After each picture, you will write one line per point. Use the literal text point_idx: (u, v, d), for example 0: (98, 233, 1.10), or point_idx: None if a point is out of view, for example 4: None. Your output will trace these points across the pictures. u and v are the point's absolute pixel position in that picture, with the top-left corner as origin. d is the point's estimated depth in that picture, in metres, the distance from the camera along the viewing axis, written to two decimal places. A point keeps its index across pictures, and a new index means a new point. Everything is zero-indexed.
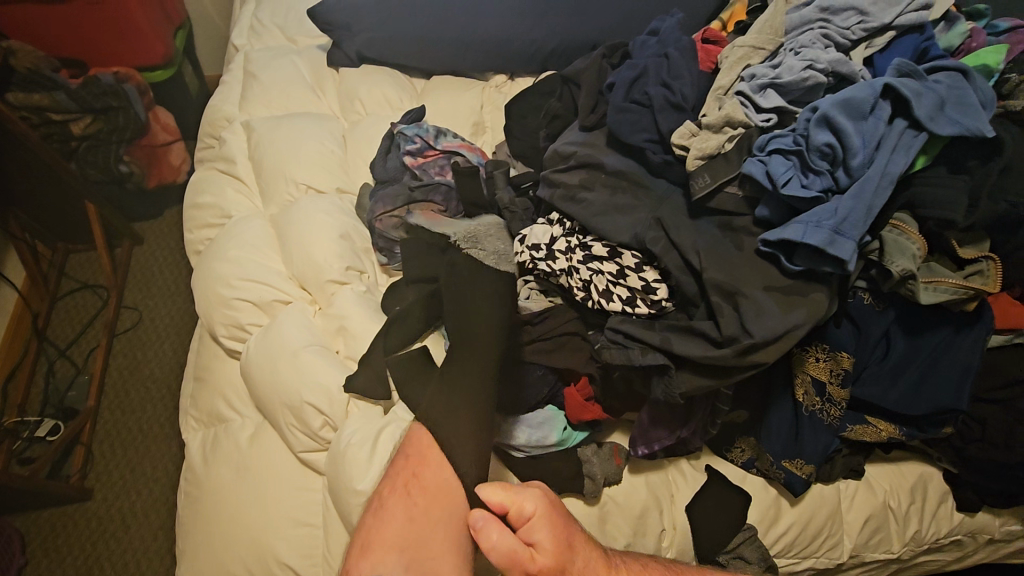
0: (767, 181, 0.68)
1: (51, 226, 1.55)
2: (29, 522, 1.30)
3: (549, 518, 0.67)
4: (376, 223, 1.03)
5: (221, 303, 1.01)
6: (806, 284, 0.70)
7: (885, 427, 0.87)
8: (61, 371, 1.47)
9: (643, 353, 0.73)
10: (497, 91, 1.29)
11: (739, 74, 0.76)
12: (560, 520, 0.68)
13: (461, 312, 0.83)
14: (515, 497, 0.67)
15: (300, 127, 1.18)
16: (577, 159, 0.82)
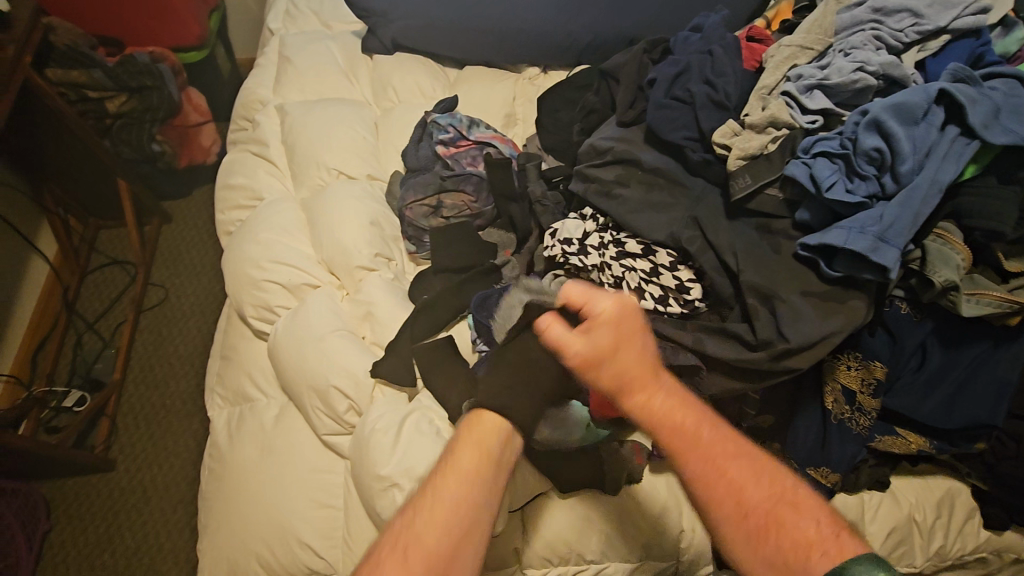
0: (811, 184, 0.66)
1: (82, 200, 1.58)
2: (55, 488, 1.34)
3: (614, 326, 0.64)
4: (406, 211, 1.03)
5: (251, 284, 1.02)
6: (844, 291, 0.69)
7: (915, 439, 0.86)
8: (88, 344, 1.50)
9: (677, 352, 0.72)
10: (530, 83, 1.29)
11: (785, 74, 0.75)
12: (623, 336, 0.64)
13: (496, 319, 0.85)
14: (586, 299, 0.67)
15: (333, 112, 1.19)
16: (613, 154, 0.81)
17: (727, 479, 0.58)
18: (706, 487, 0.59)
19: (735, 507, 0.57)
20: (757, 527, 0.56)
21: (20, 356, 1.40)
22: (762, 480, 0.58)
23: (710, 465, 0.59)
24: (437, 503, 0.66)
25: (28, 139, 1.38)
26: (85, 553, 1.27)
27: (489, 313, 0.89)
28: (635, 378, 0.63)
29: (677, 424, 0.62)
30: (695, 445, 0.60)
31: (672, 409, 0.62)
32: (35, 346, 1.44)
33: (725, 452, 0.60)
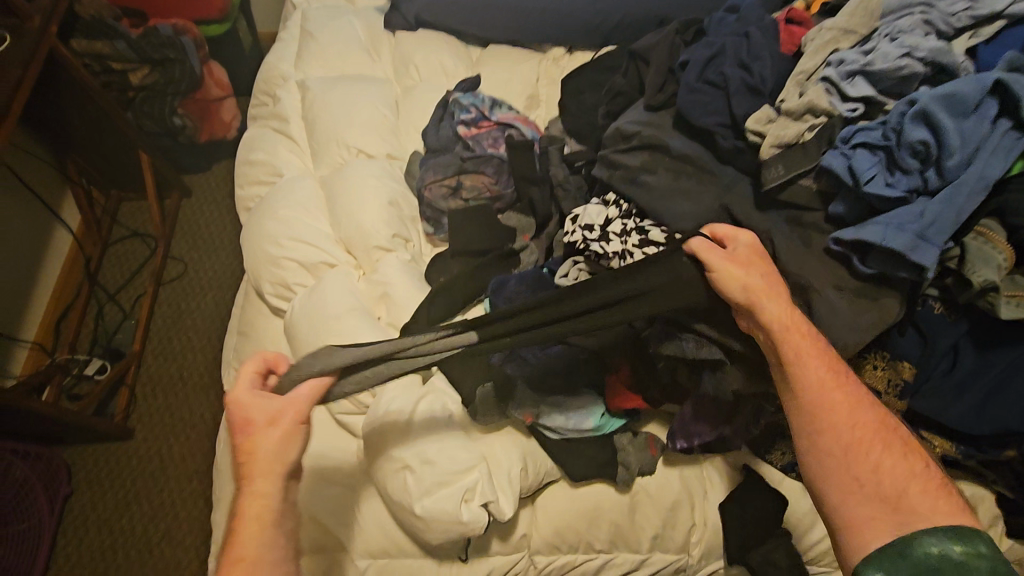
0: (849, 177, 0.64)
1: (105, 172, 1.59)
2: (75, 454, 1.37)
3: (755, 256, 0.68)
4: (425, 191, 1.02)
5: (269, 261, 1.02)
6: (877, 288, 0.67)
7: (940, 442, 0.84)
8: (109, 315, 1.52)
9: (698, 347, 0.76)
10: (555, 63, 1.26)
11: (825, 59, 0.71)
12: (762, 267, 0.67)
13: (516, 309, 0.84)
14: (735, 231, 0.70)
15: (354, 89, 1.17)
16: (640, 139, 0.79)
17: (840, 402, 0.62)
18: (819, 409, 0.61)
19: (845, 431, 0.61)
20: (860, 449, 0.60)
21: (44, 323, 1.43)
22: (869, 408, 0.63)
23: (829, 386, 0.62)
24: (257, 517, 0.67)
25: (52, 111, 1.39)
26: (104, 518, 1.31)
27: (504, 299, 0.87)
28: (778, 295, 0.66)
29: (809, 347, 0.64)
30: (822, 368, 0.63)
31: (812, 343, 0.64)
32: (59, 314, 1.46)
33: (841, 378, 0.63)
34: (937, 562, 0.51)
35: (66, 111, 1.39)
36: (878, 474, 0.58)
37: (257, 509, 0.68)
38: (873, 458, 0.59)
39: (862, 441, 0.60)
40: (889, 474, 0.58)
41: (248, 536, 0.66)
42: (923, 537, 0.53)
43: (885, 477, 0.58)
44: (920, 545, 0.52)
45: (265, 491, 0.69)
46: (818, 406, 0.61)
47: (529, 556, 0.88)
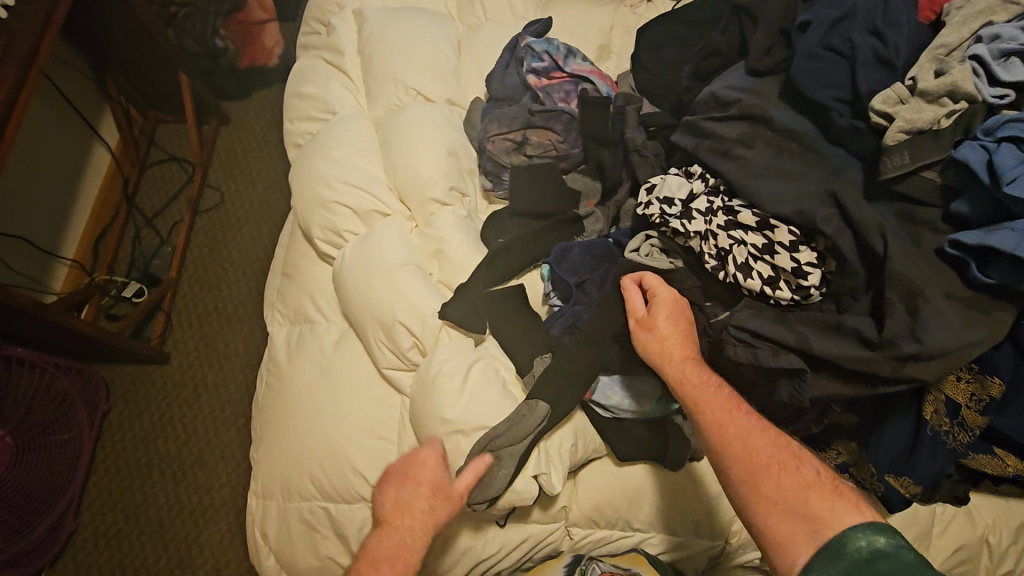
0: (986, 173, 0.56)
1: (146, 92, 1.54)
2: (114, 373, 1.40)
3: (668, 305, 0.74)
4: (487, 143, 0.96)
5: (320, 205, 0.98)
6: (993, 300, 0.60)
7: (1012, 462, 0.79)
8: (146, 239, 1.51)
9: (774, 354, 0.66)
10: (631, 11, 1.15)
11: (973, 33, 0.62)
12: (674, 324, 0.73)
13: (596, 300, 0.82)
14: (655, 284, 0.75)
15: (416, 24, 1.08)
16: (740, 108, 0.71)
17: (734, 432, 0.64)
18: (717, 445, 0.64)
19: (744, 457, 0.62)
20: (760, 474, 0.60)
21: (84, 242, 1.42)
22: (768, 436, 0.63)
23: (723, 419, 0.65)
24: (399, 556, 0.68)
25: (94, 24, 1.33)
26: (140, 438, 1.34)
27: (570, 268, 0.84)
28: (674, 351, 0.71)
29: (700, 390, 0.68)
30: (717, 405, 0.66)
31: (711, 388, 0.68)
32: (97, 236, 1.45)
33: (736, 413, 0.65)
34: (866, 556, 0.50)
35: (108, 25, 1.33)
36: (778, 493, 0.58)
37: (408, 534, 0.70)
38: (774, 481, 0.59)
39: (758, 464, 0.61)
40: (788, 492, 0.58)
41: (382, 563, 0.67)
42: (852, 533, 0.52)
43: (785, 496, 0.57)
44: (851, 542, 0.51)
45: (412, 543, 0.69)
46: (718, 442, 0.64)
47: (566, 526, 0.88)
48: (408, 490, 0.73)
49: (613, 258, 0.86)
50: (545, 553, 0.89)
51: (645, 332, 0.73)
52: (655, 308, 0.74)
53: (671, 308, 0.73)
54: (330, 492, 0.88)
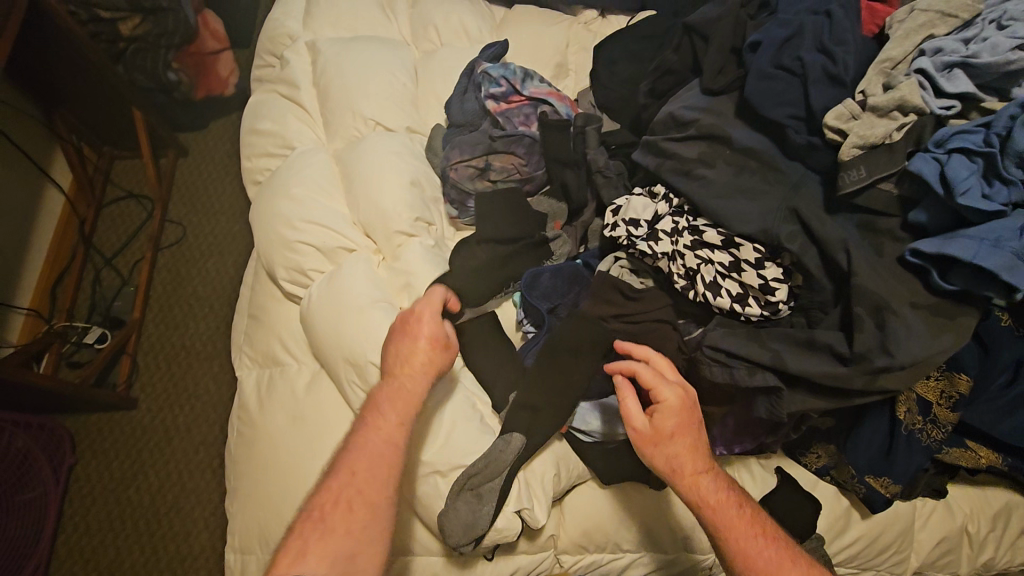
0: (941, 186, 0.57)
1: (98, 130, 1.48)
2: (79, 424, 1.33)
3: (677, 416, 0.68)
4: (450, 171, 0.95)
5: (283, 244, 0.95)
6: (956, 306, 0.61)
7: (986, 455, 0.82)
8: (106, 280, 1.45)
9: (749, 373, 0.65)
10: (585, 28, 1.16)
11: (915, 47, 0.63)
12: (681, 435, 0.68)
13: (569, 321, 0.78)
14: (656, 385, 0.68)
15: (369, 52, 1.07)
16: (698, 128, 0.72)
17: (765, 562, 0.64)
18: (750, 574, 0.64)
19: None
20: None
21: (39, 289, 1.36)
22: (797, 563, 0.65)
23: (755, 546, 0.65)
24: (402, 407, 0.72)
25: (40, 65, 1.28)
26: (111, 488, 1.28)
27: (541, 294, 0.83)
28: (686, 471, 0.67)
29: (723, 514, 0.66)
30: (745, 531, 0.65)
31: (732, 508, 0.67)
32: (54, 281, 1.39)
33: (763, 536, 0.66)
34: None
35: (56, 65, 1.29)
36: None
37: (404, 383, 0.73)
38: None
39: None
40: None
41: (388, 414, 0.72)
42: None
43: None
44: None
45: (416, 386, 0.74)
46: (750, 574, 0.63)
47: (555, 555, 0.86)
48: (408, 343, 0.75)
49: (581, 283, 0.85)
50: None
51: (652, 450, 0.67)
52: (658, 418, 0.68)
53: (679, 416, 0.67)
54: None
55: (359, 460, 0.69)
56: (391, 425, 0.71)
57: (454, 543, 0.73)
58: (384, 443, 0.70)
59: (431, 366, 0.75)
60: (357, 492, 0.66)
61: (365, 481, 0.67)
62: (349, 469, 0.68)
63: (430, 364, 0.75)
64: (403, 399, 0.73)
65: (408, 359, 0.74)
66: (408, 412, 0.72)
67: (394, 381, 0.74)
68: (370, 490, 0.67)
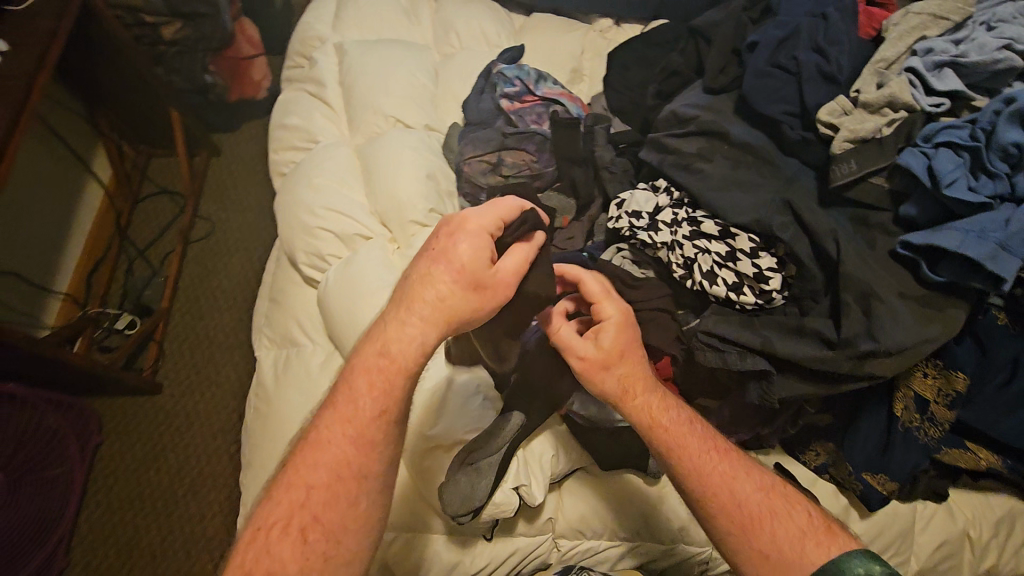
0: (928, 178, 0.60)
1: (136, 127, 1.57)
2: (106, 406, 1.39)
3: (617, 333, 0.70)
4: (464, 166, 1.00)
5: (304, 231, 1.00)
6: (945, 298, 0.63)
7: (985, 456, 0.82)
8: (138, 271, 1.53)
9: (742, 358, 0.68)
10: (601, 36, 1.20)
11: (909, 47, 0.67)
12: (626, 353, 0.69)
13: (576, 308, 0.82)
14: (599, 301, 0.72)
15: (393, 54, 1.13)
16: (698, 124, 0.76)
17: (720, 479, 0.64)
18: (703, 491, 0.63)
19: (733, 506, 0.62)
20: (754, 524, 0.61)
21: (76, 276, 1.44)
22: (749, 475, 0.65)
23: (706, 463, 0.64)
24: (384, 397, 0.59)
25: (87, 66, 1.37)
26: (133, 468, 1.34)
27: None
28: (634, 390, 0.68)
29: (676, 434, 0.66)
30: (694, 449, 0.65)
31: (682, 426, 0.67)
32: (91, 269, 1.47)
33: (716, 454, 0.66)
34: None
35: (101, 66, 1.37)
36: (775, 545, 0.60)
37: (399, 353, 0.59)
38: (770, 535, 0.60)
39: (751, 515, 0.61)
40: (786, 546, 0.59)
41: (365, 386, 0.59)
42: (850, 562, 0.57)
43: (783, 549, 0.59)
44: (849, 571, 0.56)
45: (413, 353, 0.59)
46: (705, 490, 0.63)
47: (553, 537, 0.88)
48: (436, 271, 0.59)
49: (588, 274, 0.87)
50: (533, 566, 0.89)
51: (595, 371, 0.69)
52: (600, 335, 0.70)
53: (621, 328, 0.69)
54: None
55: (317, 473, 0.56)
56: (369, 414, 0.58)
57: (452, 513, 0.76)
58: (350, 448, 0.57)
59: (453, 316, 0.59)
60: (318, 514, 0.55)
61: (322, 505, 0.55)
62: (309, 479, 0.56)
63: (450, 317, 0.59)
64: (393, 368, 0.59)
65: (421, 287, 0.60)
66: (389, 398, 0.59)
67: (399, 331, 0.59)
68: (328, 516, 0.55)
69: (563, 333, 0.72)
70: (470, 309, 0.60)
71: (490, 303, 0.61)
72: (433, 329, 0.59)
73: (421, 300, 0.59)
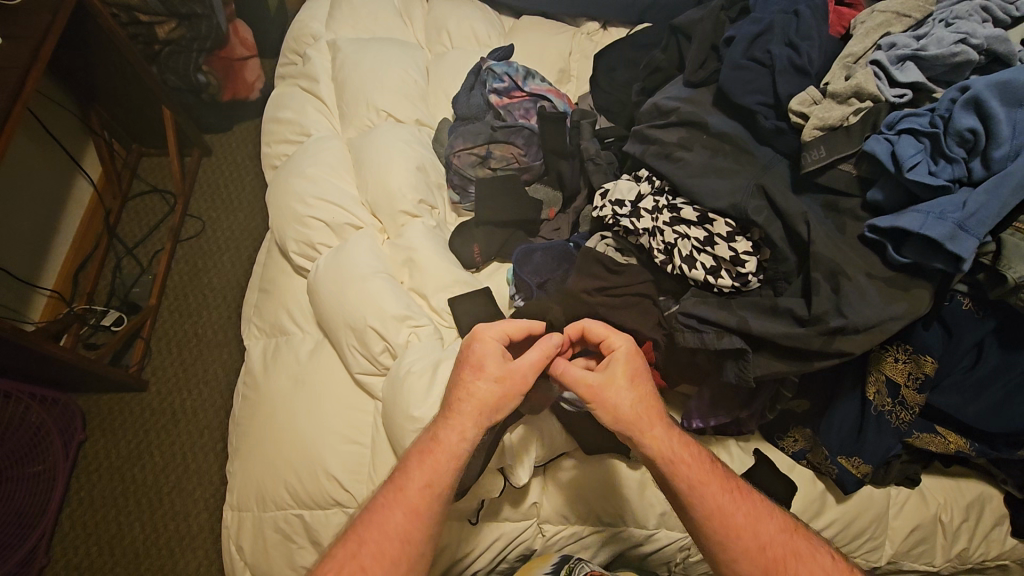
0: (892, 162, 0.64)
1: (128, 126, 1.58)
2: (91, 402, 1.37)
3: (629, 368, 0.72)
4: (453, 158, 1.02)
5: (295, 220, 1.02)
6: (909, 278, 0.66)
7: (955, 440, 0.84)
8: (127, 268, 1.52)
9: (718, 337, 0.71)
10: (588, 38, 1.24)
11: (874, 42, 0.73)
12: (638, 379, 0.72)
13: (565, 294, 0.82)
14: (607, 335, 0.75)
15: (386, 51, 1.15)
16: (678, 116, 0.80)
17: (743, 518, 0.66)
18: (725, 531, 0.65)
19: (757, 552, 0.65)
20: (777, 567, 0.64)
21: (64, 273, 1.44)
22: (771, 517, 0.68)
23: (726, 503, 0.67)
24: (432, 471, 0.68)
25: (78, 63, 1.36)
26: (116, 466, 1.31)
27: (530, 269, 0.90)
28: (649, 420, 0.70)
29: (697, 469, 0.68)
30: (714, 487, 0.67)
31: (700, 463, 0.69)
32: (78, 266, 1.46)
33: (734, 494, 0.68)
34: None
35: (94, 64, 1.37)
36: None
37: (446, 451, 0.68)
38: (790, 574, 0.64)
39: (772, 558, 0.64)
40: None
41: (418, 465, 0.68)
42: None
43: None
44: None
45: (456, 442, 0.69)
46: (726, 533, 0.65)
47: (537, 523, 0.89)
48: (469, 379, 0.71)
49: (569, 263, 0.91)
50: (520, 552, 0.89)
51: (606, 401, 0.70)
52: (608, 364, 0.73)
53: (631, 359, 0.73)
54: (306, 499, 0.89)
55: (368, 531, 0.65)
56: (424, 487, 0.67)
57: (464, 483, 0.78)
58: (401, 517, 0.66)
59: (486, 410, 0.70)
60: (368, 566, 0.63)
61: (372, 558, 0.63)
62: (365, 541, 0.64)
63: (476, 409, 0.70)
64: (442, 453, 0.68)
65: (466, 396, 0.70)
66: (436, 472, 0.68)
67: (446, 425, 0.70)
68: (376, 570, 0.63)
69: (568, 369, 0.73)
70: (498, 404, 0.71)
71: (509, 394, 0.71)
72: (470, 422, 0.69)
73: (462, 401, 0.70)
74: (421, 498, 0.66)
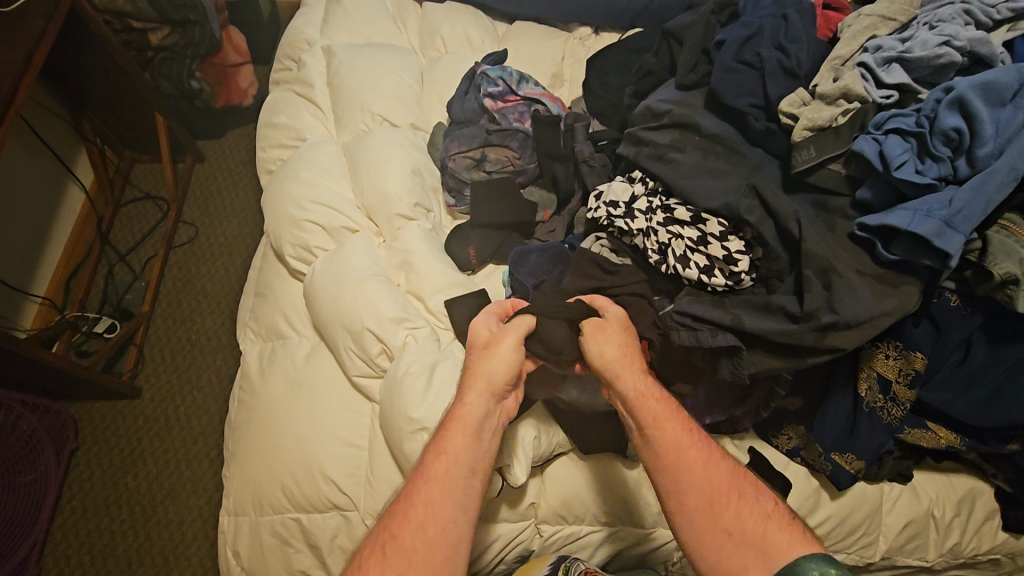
0: (879, 161, 0.66)
1: (121, 132, 1.57)
2: (82, 410, 1.36)
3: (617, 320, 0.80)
4: (449, 161, 1.03)
5: (291, 223, 1.02)
6: (898, 275, 0.68)
7: (945, 435, 0.85)
8: (120, 275, 1.51)
9: (713, 335, 0.72)
10: (581, 43, 1.26)
11: (861, 45, 0.75)
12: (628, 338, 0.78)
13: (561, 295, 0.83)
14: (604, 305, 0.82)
15: (381, 56, 1.16)
16: (671, 118, 0.82)
17: (695, 456, 0.69)
18: (673, 460, 0.68)
19: (704, 485, 0.66)
20: (720, 500, 0.65)
21: (54, 280, 1.42)
22: (725, 463, 0.69)
23: (683, 444, 0.69)
24: (457, 445, 0.69)
25: (71, 69, 1.36)
26: (109, 474, 1.30)
27: (526, 270, 0.91)
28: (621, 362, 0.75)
29: (660, 407, 0.72)
30: (670, 423, 0.71)
31: (668, 411, 0.72)
32: (69, 273, 1.45)
33: (691, 437, 0.71)
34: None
35: (87, 70, 1.37)
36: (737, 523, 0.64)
37: (467, 426, 0.70)
38: (730, 511, 0.64)
39: (716, 495, 0.66)
40: (748, 524, 0.64)
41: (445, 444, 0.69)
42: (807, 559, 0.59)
43: (744, 526, 0.63)
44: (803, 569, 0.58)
45: (475, 411, 0.72)
46: (673, 458, 0.68)
47: (535, 524, 0.89)
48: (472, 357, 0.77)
49: (567, 261, 0.92)
50: (517, 554, 0.89)
51: (599, 334, 0.77)
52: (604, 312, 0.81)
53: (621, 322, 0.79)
54: (302, 502, 0.89)
55: (414, 506, 0.65)
56: (458, 459, 0.68)
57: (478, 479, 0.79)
58: (444, 489, 0.66)
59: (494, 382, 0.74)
60: (395, 532, 0.63)
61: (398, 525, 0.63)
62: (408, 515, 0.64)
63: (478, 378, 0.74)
64: (463, 424, 0.70)
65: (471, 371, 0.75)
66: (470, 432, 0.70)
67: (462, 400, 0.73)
68: (405, 533, 0.63)
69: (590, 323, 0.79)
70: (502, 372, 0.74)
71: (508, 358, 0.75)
72: (484, 392, 0.73)
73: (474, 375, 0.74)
74: (456, 478, 0.67)
